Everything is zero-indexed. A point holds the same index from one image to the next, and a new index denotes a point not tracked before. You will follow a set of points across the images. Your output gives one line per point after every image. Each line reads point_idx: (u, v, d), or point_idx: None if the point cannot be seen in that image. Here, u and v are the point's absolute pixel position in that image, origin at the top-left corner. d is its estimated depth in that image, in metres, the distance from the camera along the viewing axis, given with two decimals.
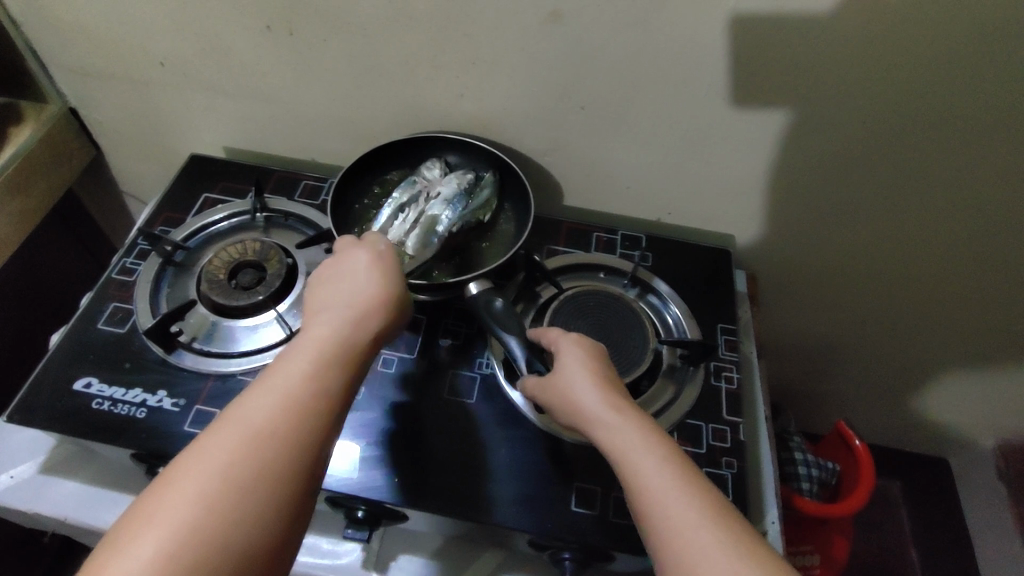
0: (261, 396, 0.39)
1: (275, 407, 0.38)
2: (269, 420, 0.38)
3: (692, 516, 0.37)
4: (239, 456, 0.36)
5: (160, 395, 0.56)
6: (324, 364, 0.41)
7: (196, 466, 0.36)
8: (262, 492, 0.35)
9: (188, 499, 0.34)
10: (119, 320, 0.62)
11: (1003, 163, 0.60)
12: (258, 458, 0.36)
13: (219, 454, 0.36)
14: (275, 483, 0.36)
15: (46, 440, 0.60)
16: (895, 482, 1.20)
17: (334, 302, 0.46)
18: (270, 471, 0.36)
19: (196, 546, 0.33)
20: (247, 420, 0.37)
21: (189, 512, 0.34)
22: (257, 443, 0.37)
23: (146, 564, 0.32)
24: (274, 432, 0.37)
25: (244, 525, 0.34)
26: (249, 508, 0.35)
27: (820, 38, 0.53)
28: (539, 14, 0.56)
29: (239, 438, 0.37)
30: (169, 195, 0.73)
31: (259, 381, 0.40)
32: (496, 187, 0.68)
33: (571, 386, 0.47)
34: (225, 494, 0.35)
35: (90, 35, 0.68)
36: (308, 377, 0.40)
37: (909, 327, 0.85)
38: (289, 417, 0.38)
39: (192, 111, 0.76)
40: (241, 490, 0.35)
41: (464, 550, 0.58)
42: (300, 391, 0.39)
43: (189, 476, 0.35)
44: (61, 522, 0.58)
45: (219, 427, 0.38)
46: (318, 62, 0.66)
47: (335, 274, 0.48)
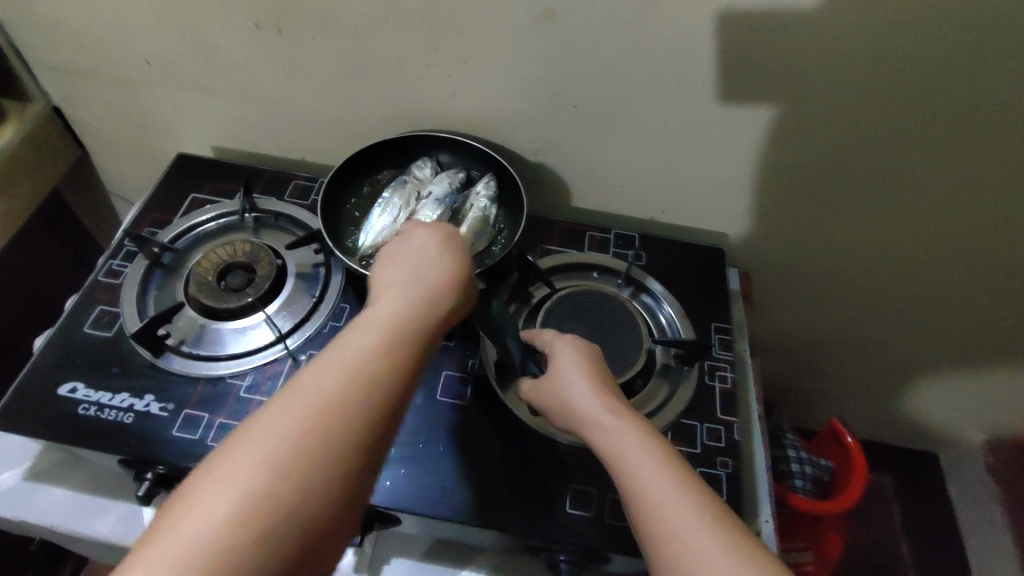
0: (316, 382, 0.35)
1: (330, 397, 0.35)
2: (324, 413, 0.34)
3: (691, 520, 0.37)
4: (287, 451, 0.33)
5: (148, 400, 0.56)
6: (386, 353, 0.37)
7: (241, 456, 0.33)
8: (322, 484, 0.33)
9: (231, 493, 0.31)
10: (105, 323, 0.60)
11: (993, 161, 0.60)
12: (310, 454, 0.33)
13: (280, 436, 0.33)
14: (324, 484, 0.33)
15: (31, 446, 0.59)
16: (885, 477, 1.19)
17: (399, 281, 0.42)
18: (320, 471, 0.33)
19: (238, 547, 0.30)
20: (300, 409, 0.34)
21: (232, 508, 0.31)
22: (309, 437, 0.33)
23: (204, 547, 0.30)
24: (329, 427, 0.34)
25: (289, 527, 0.32)
26: (297, 510, 0.32)
27: (815, 36, 0.53)
28: (532, 12, 0.56)
29: (291, 431, 0.33)
30: (155, 195, 0.72)
31: (323, 358, 0.37)
32: (494, 203, 0.65)
33: (567, 388, 0.47)
34: (271, 494, 0.32)
35: (73, 33, 0.67)
36: (368, 366, 0.36)
37: (902, 324, 0.85)
38: (344, 411, 0.34)
39: (179, 110, 0.75)
40: (301, 479, 0.32)
41: (459, 553, 0.57)
42: (366, 376, 0.36)
43: (233, 468, 0.32)
44: (47, 530, 0.57)
45: (269, 412, 0.34)
46: (308, 61, 0.65)
47: (404, 253, 0.44)
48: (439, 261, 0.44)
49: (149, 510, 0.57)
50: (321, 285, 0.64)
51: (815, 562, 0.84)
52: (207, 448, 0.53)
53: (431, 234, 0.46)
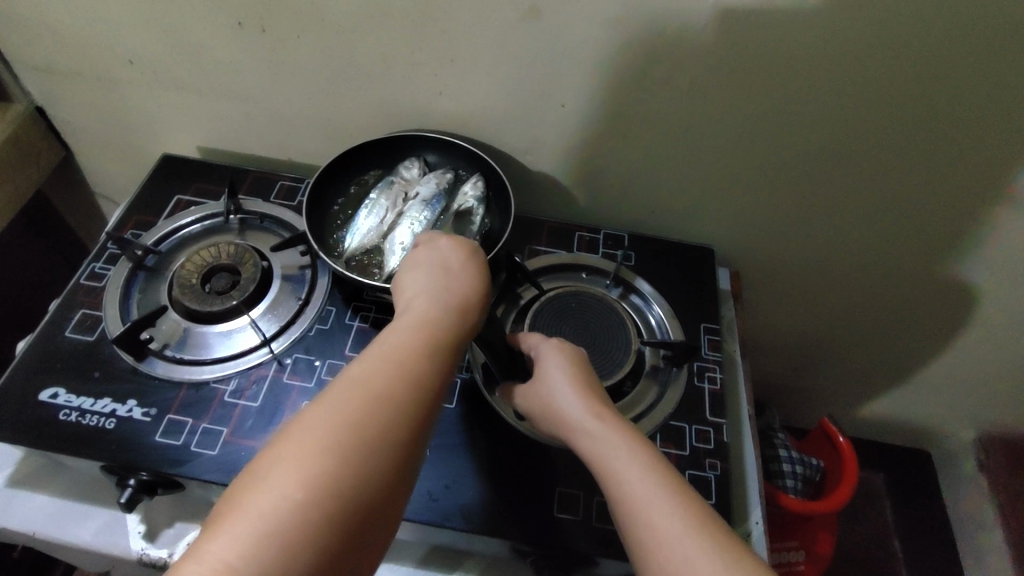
0: (363, 378, 0.37)
1: (378, 390, 0.36)
2: (368, 408, 0.35)
3: (676, 526, 0.36)
4: (342, 441, 0.34)
5: (130, 405, 0.55)
6: (424, 350, 0.39)
7: (296, 448, 0.33)
8: (376, 461, 0.34)
9: (290, 483, 0.32)
10: (88, 327, 0.60)
11: (982, 159, 0.60)
12: (364, 442, 0.34)
13: (335, 418, 0.35)
14: (378, 471, 0.34)
15: (12, 453, 0.58)
16: (878, 475, 1.22)
17: (430, 286, 0.45)
18: (373, 459, 0.34)
19: (300, 534, 0.31)
20: (352, 402, 0.35)
21: (293, 497, 0.31)
22: (363, 427, 0.34)
23: (272, 519, 0.31)
24: (380, 416, 0.35)
25: (349, 514, 0.32)
26: (354, 496, 0.32)
27: (803, 34, 0.53)
28: (518, 10, 0.55)
29: (346, 414, 0.35)
30: (139, 196, 0.71)
31: (366, 353, 0.39)
32: (482, 203, 0.65)
33: (553, 394, 0.46)
34: (330, 481, 0.32)
35: (54, 32, 0.66)
36: (409, 361, 0.38)
37: (893, 322, 0.85)
38: (392, 403, 0.36)
39: (163, 110, 0.74)
40: (359, 456, 0.33)
41: (447, 557, 0.57)
42: (408, 367, 0.38)
43: (290, 459, 0.33)
44: (29, 536, 0.56)
45: (318, 407, 0.35)
46: (292, 59, 0.64)
47: (433, 262, 0.47)
48: (465, 269, 0.47)
49: (132, 516, 0.56)
50: (307, 287, 0.64)
51: (806, 563, 0.83)
52: (190, 453, 0.52)
53: (453, 248, 0.48)
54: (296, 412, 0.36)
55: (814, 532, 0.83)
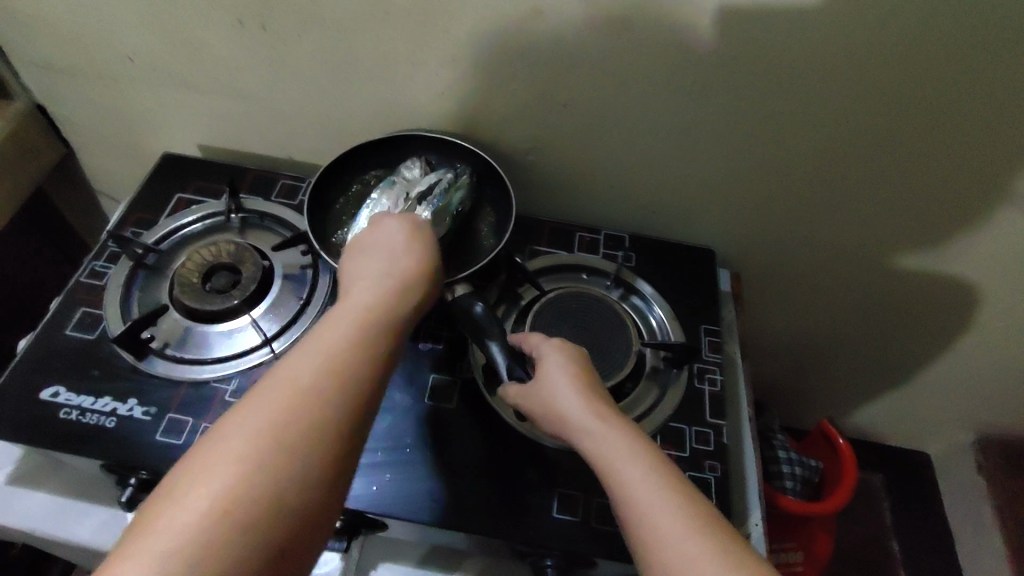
0: (288, 380, 0.36)
1: (304, 391, 0.35)
2: (300, 404, 0.35)
3: (680, 526, 0.36)
4: (264, 448, 0.33)
5: (131, 404, 0.55)
6: (357, 344, 0.38)
7: (217, 459, 0.33)
8: (310, 458, 0.34)
9: (211, 495, 0.31)
10: (88, 325, 0.60)
11: (982, 162, 0.60)
12: (288, 447, 0.33)
13: (265, 415, 0.34)
14: (306, 475, 0.33)
15: (12, 451, 0.58)
16: (876, 474, 1.18)
17: (371, 275, 0.44)
18: (300, 463, 0.33)
19: (222, 545, 0.30)
20: (278, 406, 0.35)
21: (222, 503, 0.31)
22: (286, 432, 0.34)
23: (200, 519, 0.31)
24: (304, 419, 0.34)
25: (276, 520, 0.32)
26: (287, 498, 0.32)
27: (805, 37, 0.53)
28: (520, 11, 0.55)
29: (278, 410, 0.35)
30: (140, 195, 0.71)
31: (302, 345, 0.38)
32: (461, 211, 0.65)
33: (554, 394, 0.46)
34: (252, 489, 0.32)
35: (55, 30, 0.66)
36: (339, 357, 0.37)
37: (892, 324, 0.85)
38: (319, 403, 0.35)
39: (164, 108, 0.74)
40: (290, 453, 0.33)
41: (446, 557, 0.57)
42: (344, 358, 0.37)
43: (211, 471, 0.32)
44: (28, 534, 0.56)
45: (243, 414, 0.35)
46: (294, 58, 0.64)
47: (373, 252, 0.46)
48: (407, 255, 0.46)
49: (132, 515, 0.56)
50: (308, 287, 0.63)
51: (804, 563, 0.84)
52: None
53: (400, 233, 0.47)
54: (220, 419, 0.35)
55: (813, 533, 0.83)
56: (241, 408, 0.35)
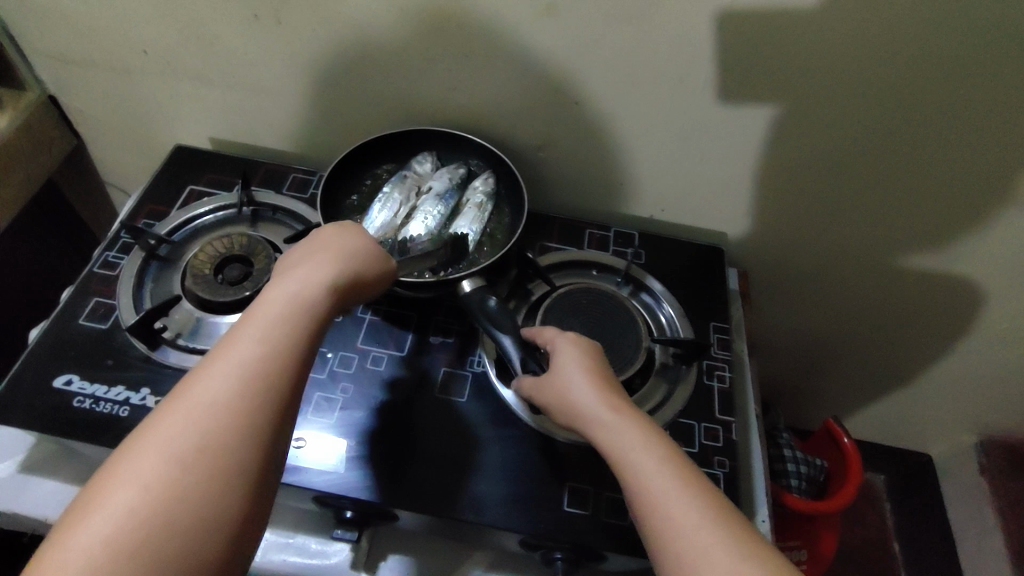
0: (205, 384, 0.37)
1: (224, 392, 0.36)
2: (219, 406, 0.36)
3: (693, 517, 0.37)
4: (183, 453, 0.34)
5: (143, 393, 0.55)
6: (276, 341, 0.39)
7: (137, 466, 0.34)
8: (227, 458, 0.35)
9: (130, 502, 0.32)
10: (101, 315, 0.60)
11: (993, 164, 0.60)
12: (207, 448, 0.35)
13: (184, 419, 0.35)
14: (227, 473, 0.34)
15: (25, 439, 0.59)
16: (878, 476, 1.23)
17: (293, 270, 0.44)
18: (220, 464, 0.34)
19: (138, 550, 0.31)
20: (200, 410, 0.36)
21: (141, 505, 0.32)
22: (202, 435, 0.35)
23: (119, 521, 0.32)
24: (223, 418, 0.36)
25: (198, 522, 0.33)
26: (206, 497, 0.33)
27: (817, 36, 0.53)
28: (535, 7, 0.55)
29: (196, 413, 0.36)
30: (152, 187, 0.71)
31: (224, 346, 0.39)
32: (491, 198, 0.66)
33: (568, 388, 0.46)
34: (170, 495, 0.33)
35: (69, 21, 0.66)
36: (259, 356, 0.38)
37: (898, 326, 0.86)
38: (237, 403, 0.36)
39: (177, 101, 0.74)
40: (208, 454, 0.34)
41: (455, 549, 0.57)
42: (266, 357, 0.38)
43: (131, 479, 0.33)
44: (40, 522, 0.56)
45: (161, 420, 0.36)
46: (307, 52, 0.64)
47: (299, 251, 0.47)
48: (331, 248, 0.46)
49: None
50: None
51: (809, 562, 0.84)
52: None
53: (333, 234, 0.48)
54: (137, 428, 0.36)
55: (818, 532, 0.83)
56: (159, 416, 0.36)
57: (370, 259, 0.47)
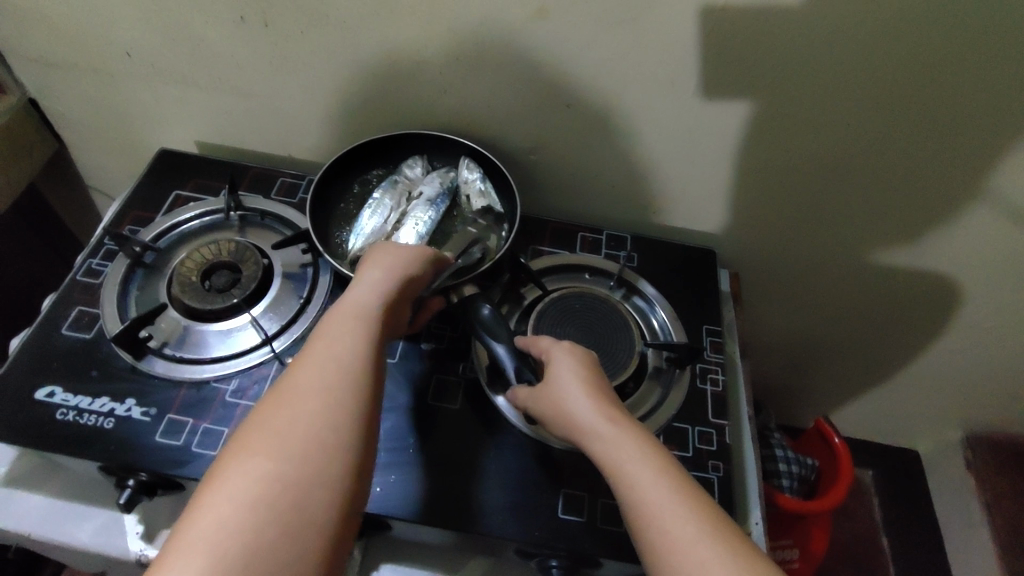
0: (293, 389, 0.39)
1: (311, 395, 0.38)
2: (308, 409, 0.37)
3: (691, 531, 0.36)
4: (279, 453, 0.35)
5: (129, 404, 0.54)
6: (353, 347, 0.41)
7: (239, 467, 0.35)
8: (321, 455, 0.36)
9: (234, 501, 0.34)
10: (85, 325, 0.59)
11: (979, 166, 0.61)
12: (302, 447, 0.36)
13: (275, 424, 0.37)
14: (321, 471, 0.35)
15: (7, 452, 0.58)
16: (868, 471, 1.21)
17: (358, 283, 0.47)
18: (315, 462, 0.36)
19: (249, 545, 0.32)
20: (290, 414, 0.37)
21: (245, 502, 0.33)
22: (295, 435, 0.36)
23: (228, 519, 0.33)
24: (313, 418, 0.37)
25: (297, 518, 0.34)
26: (305, 494, 0.34)
27: (807, 39, 0.53)
28: (526, 10, 0.55)
29: (286, 418, 0.37)
30: (136, 192, 0.70)
31: (302, 357, 0.41)
32: (487, 179, 0.66)
33: (563, 397, 0.46)
34: (272, 493, 0.34)
35: (49, 24, 0.65)
36: (339, 362, 0.40)
37: (887, 325, 0.86)
38: (326, 405, 0.38)
39: (161, 104, 0.73)
40: (301, 453, 0.36)
41: (451, 556, 0.56)
42: (343, 364, 0.40)
43: (234, 479, 0.34)
44: (23, 537, 0.55)
45: (255, 425, 0.37)
46: (294, 54, 0.63)
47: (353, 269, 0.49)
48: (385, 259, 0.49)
49: (130, 516, 0.55)
50: (309, 286, 0.63)
51: (800, 560, 0.85)
52: (191, 453, 0.52)
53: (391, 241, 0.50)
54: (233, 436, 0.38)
55: (808, 530, 0.84)
56: (251, 424, 0.38)
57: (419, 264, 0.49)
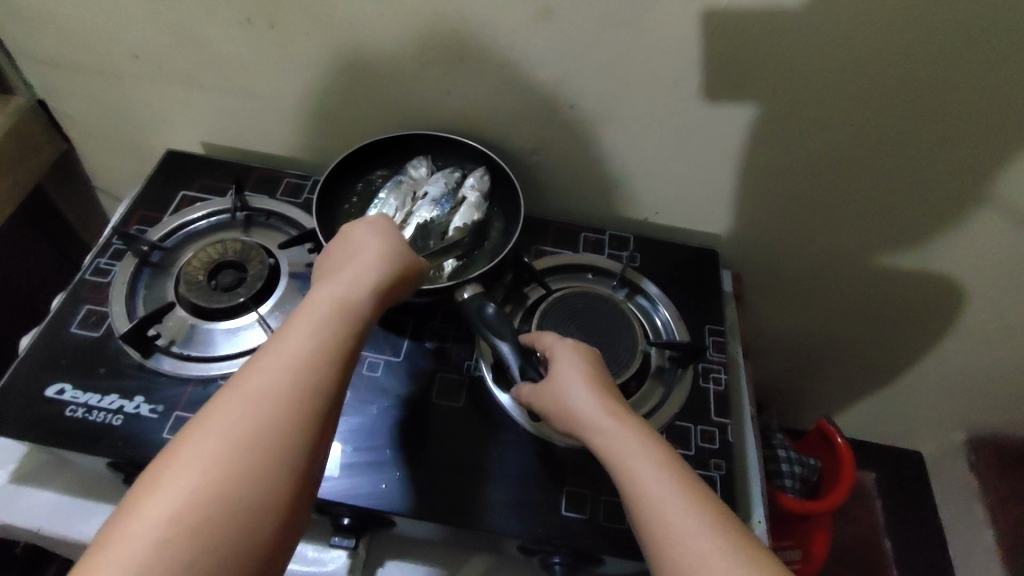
0: (258, 380, 0.38)
1: (275, 387, 0.37)
2: (269, 402, 0.37)
3: (692, 523, 0.37)
4: (235, 450, 0.35)
5: (137, 402, 0.55)
6: (325, 340, 0.40)
7: (193, 456, 0.35)
8: (276, 450, 0.35)
9: (182, 491, 0.33)
10: (93, 323, 0.59)
11: (980, 167, 0.61)
12: (258, 444, 0.35)
13: (233, 413, 0.36)
14: (274, 474, 0.35)
15: (16, 449, 0.58)
16: (870, 474, 1.21)
17: (338, 270, 0.46)
18: (269, 463, 0.35)
19: (195, 538, 0.32)
20: (249, 405, 0.37)
21: (193, 493, 0.33)
22: (252, 427, 0.36)
23: (174, 511, 0.32)
24: (273, 411, 0.37)
25: (244, 513, 0.33)
26: (256, 489, 0.34)
27: (808, 41, 0.54)
28: (529, 11, 0.55)
29: (245, 408, 0.36)
30: (143, 192, 0.70)
31: (270, 345, 0.40)
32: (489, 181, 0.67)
33: (566, 392, 0.47)
34: (222, 489, 0.34)
35: (59, 26, 0.66)
36: (309, 354, 0.39)
37: (889, 326, 0.86)
38: (289, 402, 0.37)
39: (168, 105, 0.73)
40: (256, 446, 0.35)
41: (455, 554, 0.57)
42: (311, 356, 0.39)
43: (185, 470, 0.34)
44: (32, 533, 0.56)
45: (213, 415, 0.36)
46: (300, 54, 0.64)
47: (332, 254, 0.48)
48: (365, 247, 0.48)
49: None
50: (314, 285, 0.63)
51: (803, 561, 0.84)
52: None
53: (377, 227, 0.49)
54: (189, 421, 0.37)
55: (811, 531, 0.83)
56: (209, 411, 0.37)
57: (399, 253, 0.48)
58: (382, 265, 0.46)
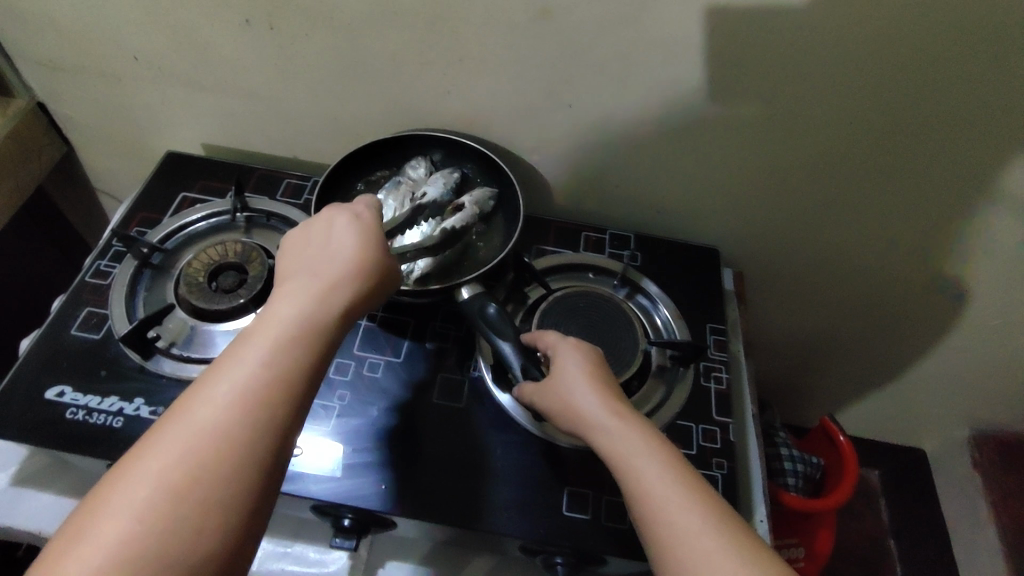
0: (211, 399, 0.36)
1: (230, 399, 0.36)
2: (224, 414, 0.36)
3: (696, 523, 0.37)
4: (186, 478, 0.34)
5: (137, 403, 0.55)
6: (285, 350, 0.39)
7: (145, 471, 0.34)
8: (230, 466, 0.35)
9: (133, 509, 0.33)
10: (93, 325, 0.59)
11: (982, 163, 0.61)
12: (213, 460, 0.35)
13: (188, 427, 0.35)
14: (228, 490, 0.34)
15: (16, 452, 0.58)
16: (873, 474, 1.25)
17: (301, 276, 0.44)
18: (220, 487, 0.34)
19: (145, 556, 0.32)
20: (203, 419, 0.36)
21: (144, 510, 0.33)
22: (206, 442, 0.35)
23: (123, 529, 0.32)
24: (228, 426, 0.36)
25: (195, 531, 0.33)
26: (209, 506, 0.34)
27: (807, 39, 0.53)
28: (528, 12, 0.55)
29: (199, 422, 0.36)
30: (143, 194, 0.70)
31: (229, 353, 0.39)
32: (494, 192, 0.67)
33: (571, 390, 0.46)
34: (174, 504, 0.33)
35: (58, 28, 0.66)
36: (267, 365, 0.38)
37: (890, 322, 0.86)
38: (245, 415, 0.36)
39: (168, 106, 0.73)
40: (211, 461, 0.35)
41: (456, 555, 0.57)
42: (269, 368, 0.38)
43: (136, 486, 0.33)
44: (34, 535, 0.56)
45: (163, 438, 0.35)
46: (299, 55, 0.64)
47: (298, 252, 0.46)
48: (332, 248, 0.46)
49: None
50: None
51: (806, 558, 0.84)
52: None
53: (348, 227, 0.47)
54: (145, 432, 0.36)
55: (814, 528, 0.83)
56: (164, 423, 0.36)
57: (369, 255, 0.46)
58: (353, 272, 0.44)
